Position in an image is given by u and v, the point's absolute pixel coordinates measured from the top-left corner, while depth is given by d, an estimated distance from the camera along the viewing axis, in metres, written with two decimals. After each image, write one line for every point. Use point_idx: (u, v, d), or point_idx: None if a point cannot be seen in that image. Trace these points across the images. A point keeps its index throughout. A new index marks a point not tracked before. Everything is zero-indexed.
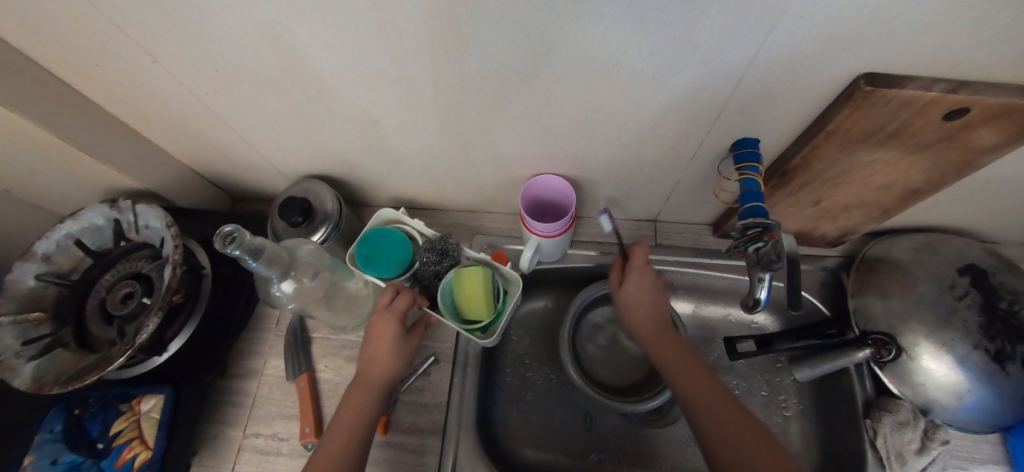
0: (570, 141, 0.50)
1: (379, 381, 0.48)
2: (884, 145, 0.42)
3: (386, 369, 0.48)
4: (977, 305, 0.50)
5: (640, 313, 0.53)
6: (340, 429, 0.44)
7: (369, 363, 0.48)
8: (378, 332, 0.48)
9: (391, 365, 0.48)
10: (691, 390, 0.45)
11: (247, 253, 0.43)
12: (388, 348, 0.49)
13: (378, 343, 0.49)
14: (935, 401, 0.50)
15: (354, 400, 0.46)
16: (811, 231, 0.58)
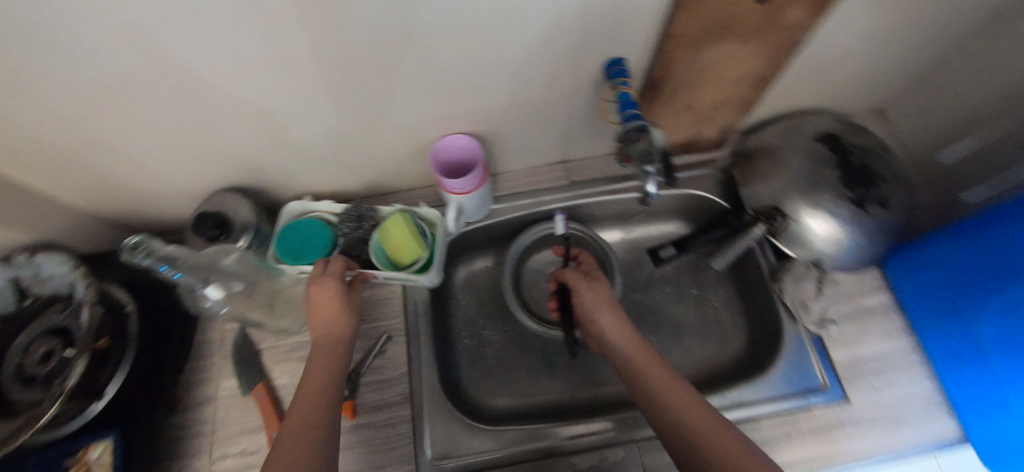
0: (461, 96, 0.53)
1: (339, 339, 0.50)
2: (727, 39, 0.48)
3: (343, 326, 0.51)
4: (834, 165, 0.59)
5: (611, 311, 0.56)
6: (314, 386, 0.45)
7: (324, 328, 0.50)
8: (322, 296, 0.51)
9: (346, 324, 0.51)
10: (666, 382, 0.47)
11: (160, 261, 0.45)
12: (337, 308, 0.51)
13: (326, 308, 0.51)
14: (823, 255, 0.58)
15: (319, 362, 0.48)
16: (697, 136, 0.65)
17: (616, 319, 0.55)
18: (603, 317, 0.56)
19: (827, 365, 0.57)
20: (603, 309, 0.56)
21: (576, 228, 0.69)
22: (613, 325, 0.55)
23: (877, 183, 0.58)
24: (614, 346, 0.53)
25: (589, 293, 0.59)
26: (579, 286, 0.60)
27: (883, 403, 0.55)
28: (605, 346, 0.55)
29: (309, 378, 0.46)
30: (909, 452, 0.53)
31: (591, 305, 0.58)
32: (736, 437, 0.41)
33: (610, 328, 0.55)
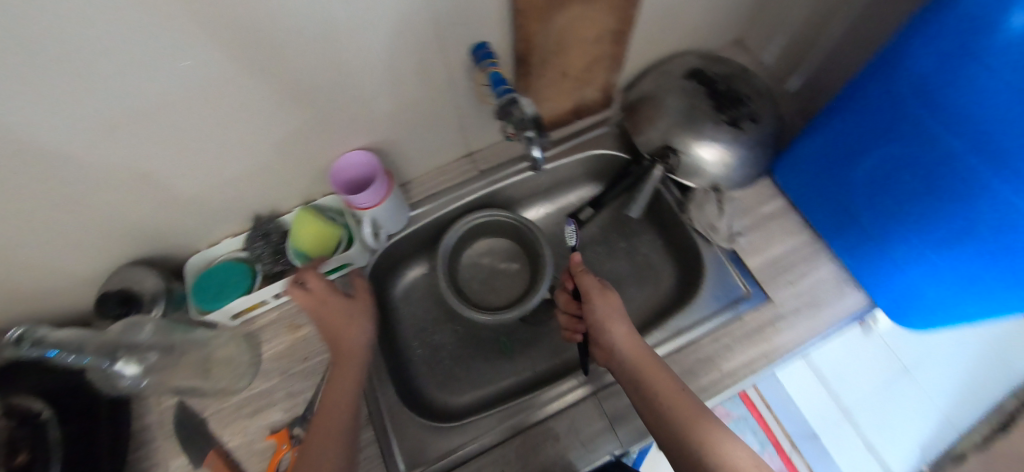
0: (339, 111, 0.53)
1: (354, 349, 0.54)
2: (570, 3, 0.51)
3: (356, 336, 0.55)
4: (704, 96, 0.64)
5: (621, 320, 0.56)
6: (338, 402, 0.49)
7: (341, 336, 0.54)
8: (332, 308, 0.55)
9: (355, 331, 0.55)
10: (677, 396, 0.48)
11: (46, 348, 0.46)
12: (343, 317, 0.55)
13: (334, 319, 0.55)
14: (716, 175, 0.62)
15: (342, 368, 0.52)
16: (583, 100, 0.69)
17: (629, 333, 0.54)
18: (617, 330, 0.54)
19: (748, 275, 0.61)
20: (613, 319, 0.56)
21: (495, 212, 0.70)
22: (627, 338, 0.53)
23: (743, 102, 0.64)
24: (627, 360, 0.52)
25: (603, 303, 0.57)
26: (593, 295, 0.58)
27: (799, 293, 0.60)
28: (614, 360, 0.54)
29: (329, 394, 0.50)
30: (830, 331, 0.59)
31: (604, 315, 0.56)
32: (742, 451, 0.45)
33: (621, 340, 0.54)
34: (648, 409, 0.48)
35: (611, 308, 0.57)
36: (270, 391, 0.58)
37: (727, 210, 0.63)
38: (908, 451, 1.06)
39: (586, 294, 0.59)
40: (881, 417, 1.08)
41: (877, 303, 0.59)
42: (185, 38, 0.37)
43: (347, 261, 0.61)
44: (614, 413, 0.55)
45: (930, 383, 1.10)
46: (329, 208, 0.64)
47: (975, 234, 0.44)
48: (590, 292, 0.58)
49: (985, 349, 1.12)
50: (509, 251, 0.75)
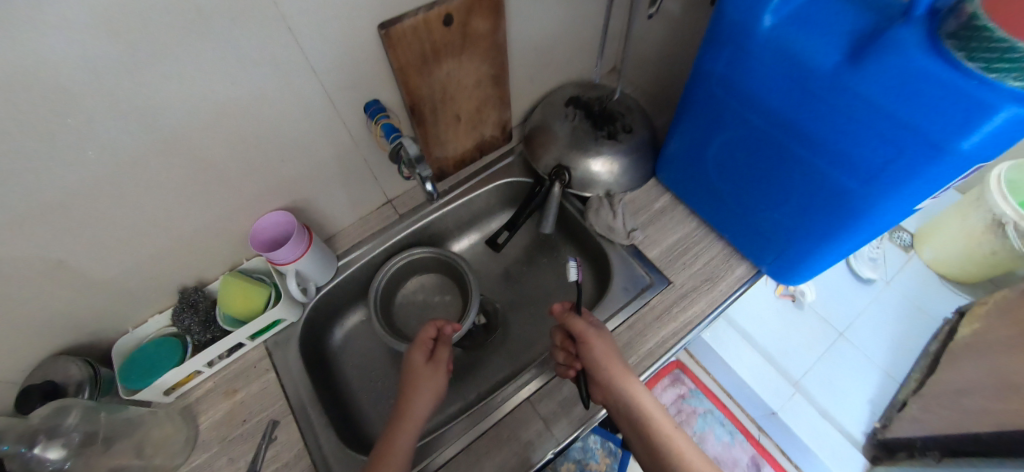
0: (249, 176, 0.58)
1: (418, 416, 0.55)
2: (443, 59, 0.59)
3: (423, 403, 0.56)
4: (583, 119, 0.73)
5: (617, 362, 0.57)
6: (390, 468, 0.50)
7: (415, 399, 0.56)
8: (417, 367, 0.60)
9: (426, 397, 0.57)
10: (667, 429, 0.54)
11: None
12: (422, 377, 0.59)
13: (414, 385, 0.58)
14: (604, 183, 0.71)
15: (402, 433, 0.53)
16: (483, 137, 0.77)
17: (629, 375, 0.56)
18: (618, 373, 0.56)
19: (649, 266, 0.68)
20: (610, 362, 0.56)
21: (421, 252, 0.76)
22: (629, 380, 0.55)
23: (618, 118, 0.73)
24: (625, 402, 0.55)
25: (600, 345, 0.58)
26: (592, 340, 0.58)
27: (696, 273, 0.67)
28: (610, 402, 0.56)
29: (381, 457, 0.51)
30: (730, 301, 0.65)
31: (604, 359, 0.57)
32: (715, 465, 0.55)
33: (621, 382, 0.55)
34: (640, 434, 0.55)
35: (607, 349, 0.58)
36: (210, 461, 0.58)
37: (620, 211, 0.72)
38: (859, 410, 1.12)
39: (582, 336, 0.59)
40: (828, 383, 1.16)
41: (765, 270, 0.66)
42: (85, 129, 0.42)
43: (279, 317, 0.64)
44: (548, 413, 0.58)
45: (864, 344, 1.20)
46: (257, 270, 0.67)
47: (807, 212, 0.54)
48: (587, 336, 0.58)
49: (902, 301, 1.24)
50: (441, 284, 0.79)
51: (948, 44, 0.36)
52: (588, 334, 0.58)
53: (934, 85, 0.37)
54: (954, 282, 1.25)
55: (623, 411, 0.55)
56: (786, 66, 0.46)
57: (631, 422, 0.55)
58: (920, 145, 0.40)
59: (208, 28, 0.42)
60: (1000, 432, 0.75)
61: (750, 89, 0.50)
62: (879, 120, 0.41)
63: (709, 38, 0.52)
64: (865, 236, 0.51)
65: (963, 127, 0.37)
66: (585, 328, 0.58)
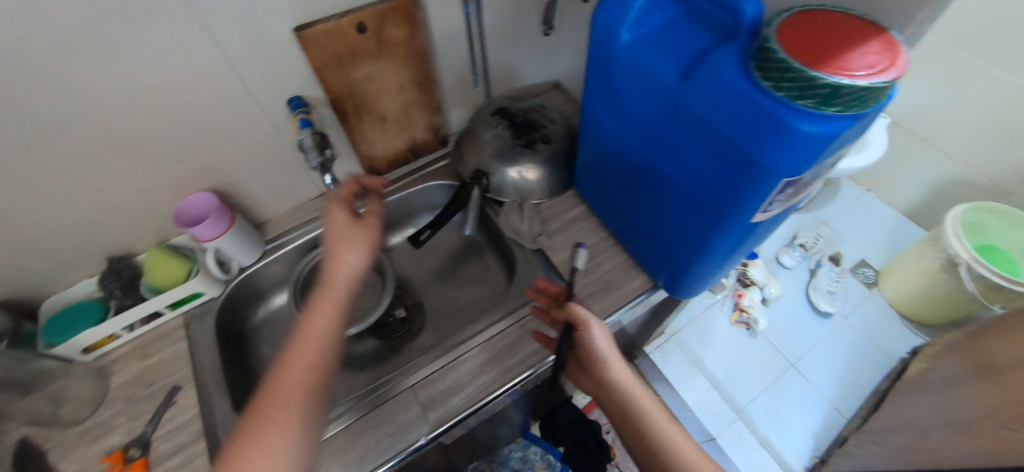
0: (176, 156, 0.64)
1: (348, 270, 0.53)
2: (360, 62, 0.65)
3: (346, 262, 0.54)
4: (505, 127, 0.77)
5: (615, 355, 0.57)
6: (305, 352, 0.45)
7: (330, 268, 0.53)
8: (333, 221, 0.57)
9: (349, 262, 0.54)
10: (667, 424, 0.53)
11: None
12: (341, 231, 0.56)
13: (334, 244, 0.55)
14: (517, 190, 0.75)
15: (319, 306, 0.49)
16: (414, 139, 0.81)
17: (624, 366, 0.56)
18: (613, 363, 0.56)
19: (554, 272, 0.71)
20: (609, 354, 0.56)
21: None
22: (623, 370, 0.56)
23: (538, 129, 0.77)
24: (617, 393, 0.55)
25: (598, 332, 0.57)
26: (591, 326, 0.57)
27: (595, 280, 0.69)
28: (603, 392, 0.57)
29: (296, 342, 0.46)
30: (623, 310, 0.67)
31: (604, 348, 0.57)
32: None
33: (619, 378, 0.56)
34: (632, 432, 0.53)
35: (606, 336, 0.58)
36: (111, 418, 0.62)
37: (530, 211, 0.75)
38: (800, 442, 1.09)
39: (582, 321, 0.57)
40: (774, 414, 1.13)
41: (661, 284, 0.68)
42: (9, 104, 0.48)
43: (198, 290, 0.69)
44: (427, 400, 0.60)
45: (815, 376, 1.17)
46: (185, 247, 0.73)
47: (680, 222, 0.56)
48: (587, 322, 0.57)
49: (856, 337, 1.23)
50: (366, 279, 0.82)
51: (752, 65, 0.41)
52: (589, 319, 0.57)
53: (746, 102, 0.40)
54: (913, 321, 1.24)
55: (615, 402, 0.56)
56: (638, 82, 0.50)
57: (622, 414, 0.55)
58: (737, 158, 0.43)
59: (124, 22, 0.48)
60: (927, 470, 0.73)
61: (621, 104, 0.54)
62: (707, 135, 0.45)
63: (590, 52, 0.55)
64: (725, 247, 0.53)
65: (760, 143, 0.40)
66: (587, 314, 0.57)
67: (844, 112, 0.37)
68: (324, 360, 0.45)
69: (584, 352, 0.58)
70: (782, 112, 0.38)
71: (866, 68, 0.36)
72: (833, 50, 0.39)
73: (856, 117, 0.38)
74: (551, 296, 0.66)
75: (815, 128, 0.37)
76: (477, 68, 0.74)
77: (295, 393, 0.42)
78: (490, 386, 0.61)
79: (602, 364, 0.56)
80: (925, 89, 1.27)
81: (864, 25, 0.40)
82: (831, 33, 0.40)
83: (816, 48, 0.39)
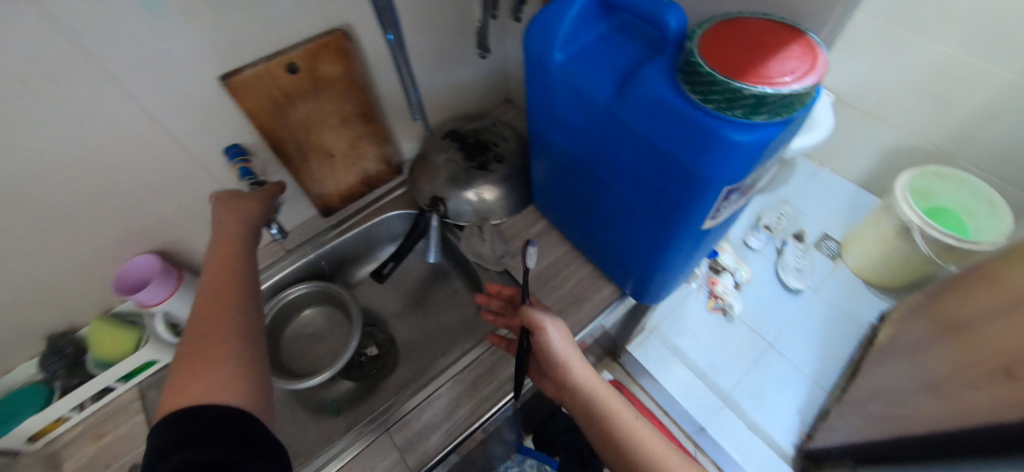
0: (109, 223, 0.60)
1: (242, 218, 0.59)
2: (297, 102, 0.63)
3: (239, 214, 0.59)
4: (456, 150, 0.76)
5: (574, 356, 0.55)
6: (212, 290, 0.50)
7: (219, 238, 0.56)
8: (228, 211, 0.59)
9: (245, 209, 0.60)
10: (632, 422, 0.52)
11: None
12: (235, 213, 0.59)
13: (229, 219, 0.58)
14: (476, 212, 0.74)
15: (215, 263, 0.53)
16: (366, 171, 0.79)
17: (586, 367, 0.55)
18: (574, 366, 0.54)
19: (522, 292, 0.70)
20: (567, 354, 0.54)
21: (308, 286, 0.77)
22: (584, 372, 0.54)
23: (490, 148, 0.76)
24: (580, 396, 0.54)
25: (555, 332, 0.55)
26: (546, 329, 0.54)
27: (564, 295, 0.69)
28: (567, 396, 0.55)
29: (205, 287, 0.50)
30: (594, 322, 0.67)
31: (563, 350, 0.54)
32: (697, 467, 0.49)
33: (581, 379, 0.54)
34: (598, 435, 0.52)
35: (564, 336, 0.55)
36: None
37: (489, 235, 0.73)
38: (787, 420, 1.11)
39: (537, 325, 0.55)
40: (759, 395, 1.15)
41: (628, 291, 0.68)
42: None
43: (153, 359, 0.66)
44: (405, 443, 0.58)
45: (793, 353, 1.20)
46: (131, 313, 0.70)
47: (635, 233, 0.56)
48: (541, 325, 0.55)
49: (827, 309, 1.26)
50: (333, 320, 0.79)
51: (680, 79, 0.41)
52: (543, 322, 0.55)
53: (678, 116, 0.40)
54: (877, 287, 1.28)
55: (580, 406, 0.54)
56: (575, 101, 0.49)
57: (588, 417, 0.53)
58: (678, 171, 0.43)
59: (26, 92, 0.44)
60: (912, 438, 0.74)
61: (563, 122, 0.54)
62: (648, 150, 0.45)
63: (526, 74, 0.54)
64: (682, 252, 0.54)
65: (697, 156, 0.40)
66: (541, 317, 0.54)
67: (772, 119, 0.38)
68: (245, 297, 0.51)
69: (542, 356, 0.56)
70: (713, 124, 0.39)
71: (788, 74, 0.37)
72: (755, 57, 0.39)
73: (785, 122, 0.39)
74: (505, 298, 0.68)
75: (747, 137, 0.38)
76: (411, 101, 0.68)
77: (221, 317, 0.47)
78: (468, 419, 0.59)
79: (563, 368, 0.54)
80: (862, 65, 1.33)
81: (781, 28, 0.41)
82: (751, 39, 0.41)
83: (738, 56, 0.39)
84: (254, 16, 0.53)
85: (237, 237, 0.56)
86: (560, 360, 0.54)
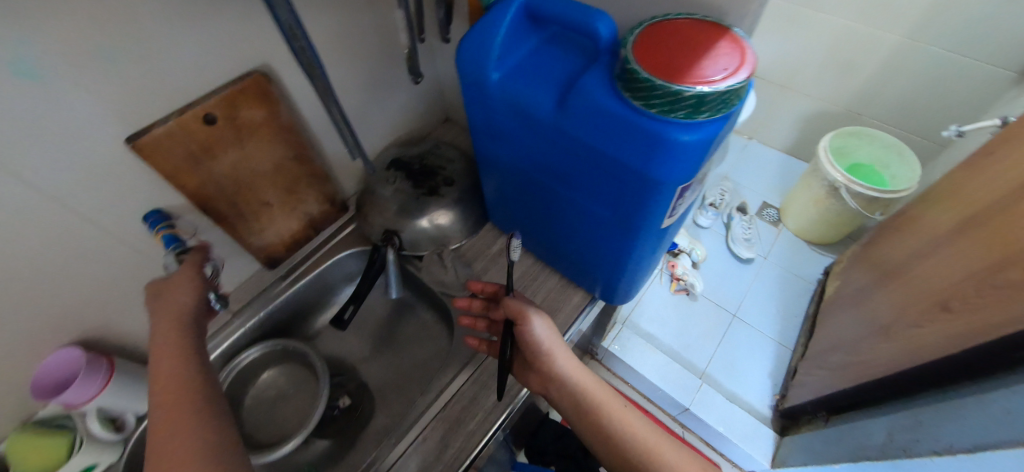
0: (14, 321, 0.51)
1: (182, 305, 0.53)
2: (220, 154, 0.58)
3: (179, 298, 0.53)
4: (403, 178, 0.73)
5: (560, 347, 0.53)
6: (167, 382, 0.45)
7: (162, 326, 0.50)
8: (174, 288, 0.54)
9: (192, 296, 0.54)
10: (621, 411, 0.51)
11: None
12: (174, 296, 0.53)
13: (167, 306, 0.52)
14: (432, 240, 0.71)
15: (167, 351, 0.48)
16: (309, 213, 0.75)
17: (572, 357, 0.54)
18: (559, 355, 0.53)
19: None
20: (552, 343, 0.53)
21: (265, 346, 0.71)
22: (571, 363, 0.53)
23: (437, 172, 0.74)
24: (569, 388, 0.53)
25: (538, 322, 0.54)
26: (530, 319, 0.53)
27: None
28: (554, 389, 0.53)
29: (157, 380, 0.45)
30: (569, 331, 0.66)
31: (547, 339, 0.53)
32: (686, 454, 0.49)
33: (568, 369, 0.53)
34: (589, 427, 0.51)
35: (547, 326, 0.54)
36: None
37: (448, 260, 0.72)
38: (761, 385, 1.17)
39: (521, 315, 0.54)
40: (732, 366, 1.19)
41: (597, 296, 0.68)
42: None
43: (89, 464, 0.57)
44: None
45: (755, 320, 1.27)
46: (58, 416, 0.60)
47: (597, 239, 0.56)
48: (526, 316, 0.53)
49: (778, 272, 1.35)
50: (297, 378, 0.74)
51: (619, 87, 0.41)
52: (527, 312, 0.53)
53: (624, 124, 0.41)
54: (817, 244, 1.38)
55: (568, 398, 0.53)
56: (519, 117, 0.49)
57: (577, 409, 0.52)
58: (630, 176, 0.43)
59: None
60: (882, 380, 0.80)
61: (510, 139, 0.53)
62: (599, 159, 0.45)
63: (465, 94, 0.53)
64: (643, 253, 0.54)
65: (648, 160, 0.41)
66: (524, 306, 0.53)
67: (712, 116, 0.39)
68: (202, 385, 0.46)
69: (526, 347, 0.54)
70: (659, 128, 0.39)
71: (722, 71, 0.38)
72: (689, 59, 0.40)
73: (726, 117, 0.40)
74: (487, 296, 0.67)
75: (692, 137, 0.38)
76: (349, 142, 0.62)
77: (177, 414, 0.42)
78: (458, 459, 0.57)
79: (549, 358, 0.53)
80: (773, 43, 1.43)
81: (707, 27, 0.42)
82: (682, 41, 0.41)
83: (673, 59, 0.40)
84: (155, 67, 0.48)
85: (173, 316, 0.50)
86: (545, 349, 0.53)
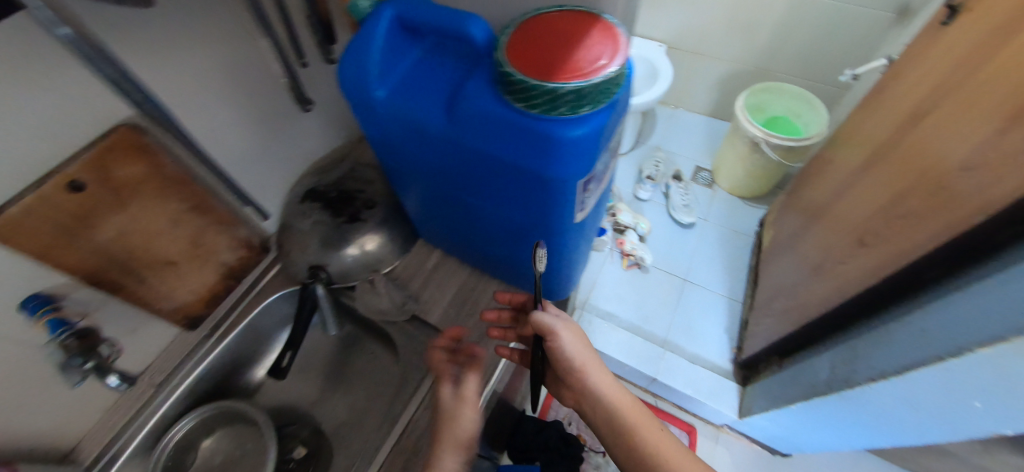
0: None
1: None
2: (99, 220, 0.52)
3: None
4: (320, 209, 0.69)
5: (595, 365, 0.53)
6: None
7: None
8: None
9: None
10: (658, 435, 0.52)
11: None
12: None
13: None
14: (361, 268, 0.69)
15: None
16: (224, 263, 0.69)
17: (606, 375, 0.54)
18: (592, 371, 0.53)
19: (434, 332, 0.69)
20: (585, 358, 0.53)
21: (199, 413, 0.66)
22: (606, 381, 0.53)
23: (357, 196, 0.71)
24: (601, 406, 0.53)
25: (569, 338, 0.53)
26: (558, 333, 0.52)
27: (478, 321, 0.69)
28: (588, 405, 0.54)
29: None
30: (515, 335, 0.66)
31: (578, 353, 0.53)
32: None
33: (603, 386, 0.53)
34: (623, 448, 0.52)
35: (578, 339, 0.53)
36: None
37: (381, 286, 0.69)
38: (720, 342, 1.21)
39: (549, 331, 0.52)
40: (691, 329, 1.24)
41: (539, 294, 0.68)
42: None
43: None
44: None
45: (705, 280, 1.32)
46: None
47: (520, 241, 0.56)
48: (554, 330, 0.52)
49: (719, 231, 1.40)
50: (242, 438, 0.69)
51: (501, 91, 0.40)
52: (555, 328, 0.52)
53: (515, 128, 0.40)
54: (750, 199, 1.46)
55: (601, 416, 0.54)
56: (414, 132, 0.47)
57: (611, 427, 0.53)
58: (532, 179, 0.43)
59: None
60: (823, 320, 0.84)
61: (414, 154, 0.51)
62: (498, 165, 0.44)
63: (358, 115, 0.50)
64: (566, 248, 0.54)
65: (544, 161, 0.40)
66: (552, 322, 0.52)
67: (597, 108, 0.38)
68: None
69: (559, 364, 0.54)
70: (547, 128, 0.39)
71: (597, 62, 0.38)
72: (566, 53, 0.39)
73: (610, 106, 0.39)
74: (516, 307, 0.64)
75: (580, 131, 0.38)
76: None
77: None
78: None
79: (582, 373, 0.53)
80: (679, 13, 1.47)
81: (580, 17, 0.42)
82: (557, 36, 0.41)
83: (550, 56, 0.39)
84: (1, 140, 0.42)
85: None
86: (578, 365, 0.53)
